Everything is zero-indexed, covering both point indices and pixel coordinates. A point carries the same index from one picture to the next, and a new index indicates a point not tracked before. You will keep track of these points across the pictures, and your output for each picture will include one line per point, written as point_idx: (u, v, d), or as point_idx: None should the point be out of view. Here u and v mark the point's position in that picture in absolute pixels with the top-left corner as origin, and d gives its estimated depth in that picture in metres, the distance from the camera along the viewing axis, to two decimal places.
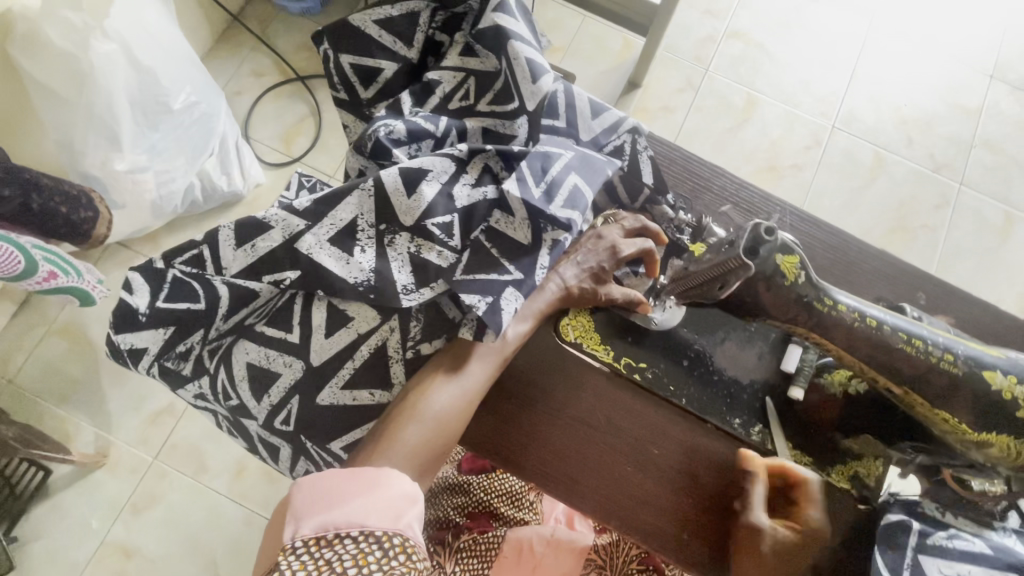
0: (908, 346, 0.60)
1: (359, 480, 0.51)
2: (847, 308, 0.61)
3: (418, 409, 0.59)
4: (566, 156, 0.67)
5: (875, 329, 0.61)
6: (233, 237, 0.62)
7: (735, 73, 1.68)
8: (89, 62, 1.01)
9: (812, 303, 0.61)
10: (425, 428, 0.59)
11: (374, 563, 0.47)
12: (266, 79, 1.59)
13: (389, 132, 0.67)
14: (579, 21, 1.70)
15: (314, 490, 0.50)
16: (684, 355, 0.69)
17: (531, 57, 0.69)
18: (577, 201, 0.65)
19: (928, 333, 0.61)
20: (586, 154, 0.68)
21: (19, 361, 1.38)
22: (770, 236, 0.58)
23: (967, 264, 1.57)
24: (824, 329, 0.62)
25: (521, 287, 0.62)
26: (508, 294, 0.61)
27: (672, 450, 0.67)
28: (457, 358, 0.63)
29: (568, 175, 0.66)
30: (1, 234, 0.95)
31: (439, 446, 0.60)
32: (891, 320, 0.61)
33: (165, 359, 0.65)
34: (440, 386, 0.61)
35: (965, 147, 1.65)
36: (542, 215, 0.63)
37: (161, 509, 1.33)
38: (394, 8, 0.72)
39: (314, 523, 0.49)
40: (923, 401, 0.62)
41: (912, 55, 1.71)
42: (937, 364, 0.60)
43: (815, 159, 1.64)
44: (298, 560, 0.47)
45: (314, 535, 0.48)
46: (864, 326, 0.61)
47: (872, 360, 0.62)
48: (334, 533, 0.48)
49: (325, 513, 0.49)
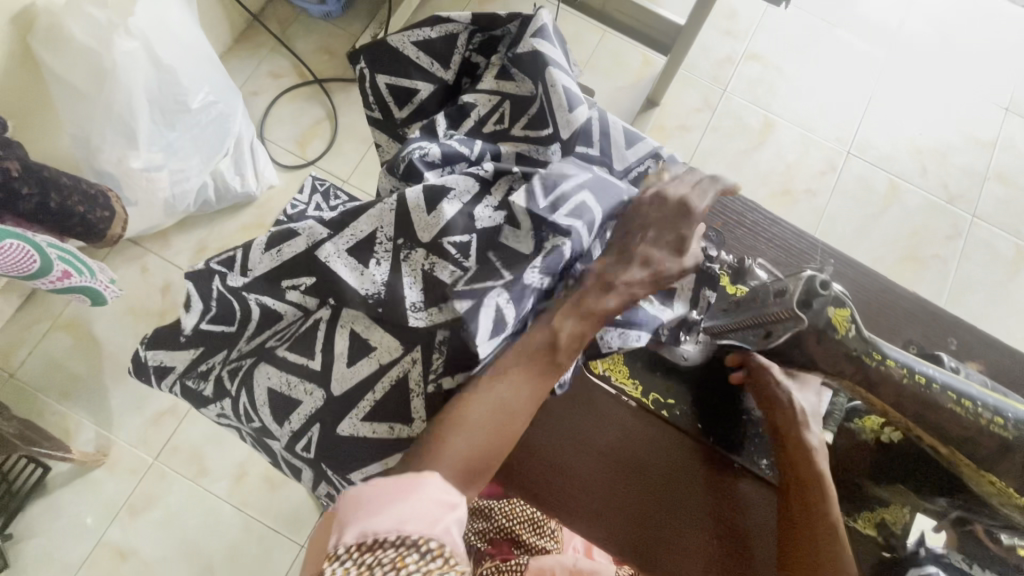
0: (958, 407, 0.54)
1: (399, 486, 0.48)
2: (896, 364, 0.54)
3: (465, 414, 0.55)
4: (583, 176, 0.65)
5: (923, 388, 0.54)
6: (263, 242, 0.65)
7: (752, 95, 1.68)
8: (111, 59, 0.99)
9: (859, 358, 0.54)
10: (473, 435, 0.54)
11: (413, 565, 0.44)
12: (284, 80, 1.58)
13: (424, 154, 0.67)
14: (599, 35, 1.69)
15: (354, 496, 0.47)
16: (714, 392, 0.69)
17: (567, 86, 0.69)
18: (583, 216, 0.62)
19: (978, 393, 0.54)
20: (605, 177, 0.66)
21: (22, 355, 1.36)
22: (825, 288, 0.51)
23: (978, 296, 1.56)
24: (868, 384, 0.55)
25: (512, 286, 0.60)
26: (494, 292, 0.59)
27: (698, 489, 0.66)
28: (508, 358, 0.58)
29: (580, 192, 0.63)
30: (17, 233, 0.94)
31: (489, 457, 0.55)
32: (941, 377, 0.54)
33: (187, 378, 0.68)
34: (488, 391, 0.57)
35: (979, 179, 1.65)
36: (545, 224, 0.62)
37: (160, 511, 1.31)
38: (433, 30, 0.73)
39: (355, 531, 0.45)
40: (968, 462, 0.56)
41: (928, 85, 1.71)
42: (986, 427, 0.53)
43: (830, 185, 1.63)
44: (342, 565, 0.44)
45: (354, 542, 0.45)
46: (912, 385, 0.54)
47: (918, 419, 0.55)
48: (374, 539, 0.45)
49: (364, 520, 0.46)
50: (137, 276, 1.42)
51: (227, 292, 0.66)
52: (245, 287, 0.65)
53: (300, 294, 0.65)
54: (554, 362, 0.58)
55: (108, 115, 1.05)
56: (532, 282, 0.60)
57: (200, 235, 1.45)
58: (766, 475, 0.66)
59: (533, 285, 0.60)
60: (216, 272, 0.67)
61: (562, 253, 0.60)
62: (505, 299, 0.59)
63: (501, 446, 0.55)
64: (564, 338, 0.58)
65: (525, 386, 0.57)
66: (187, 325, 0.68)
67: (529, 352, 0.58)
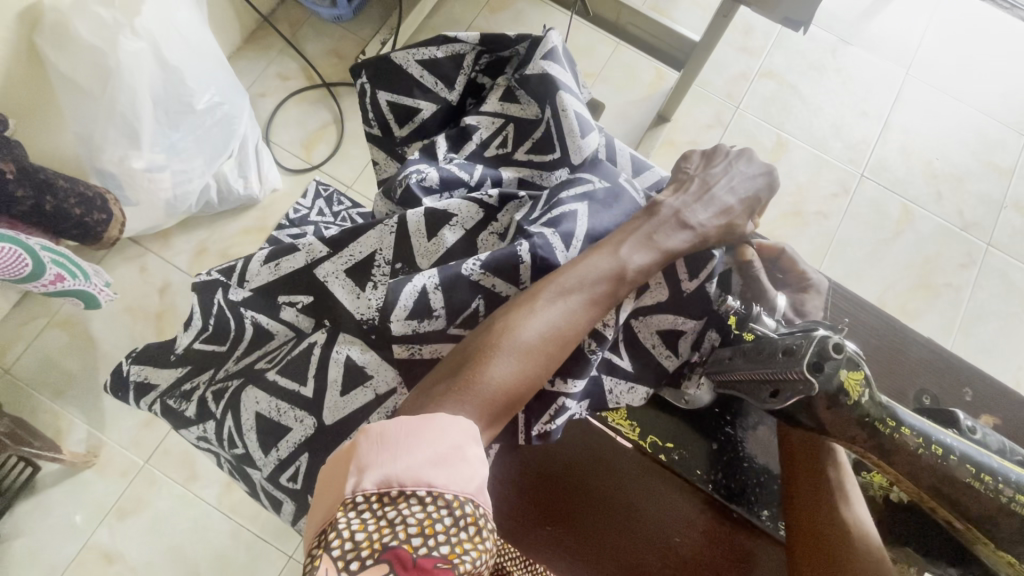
0: (976, 482, 0.47)
1: (436, 425, 0.43)
2: (912, 432, 0.48)
3: (511, 335, 0.50)
4: (594, 184, 0.63)
5: (940, 459, 0.48)
6: (263, 254, 0.63)
7: (766, 113, 1.65)
8: (115, 58, 0.97)
9: (872, 424, 0.48)
10: (517, 362, 0.49)
11: (441, 533, 0.39)
12: (292, 82, 1.56)
13: (421, 179, 0.64)
14: (612, 47, 1.66)
15: (381, 434, 0.42)
16: (715, 438, 0.66)
17: (579, 111, 0.67)
18: (560, 225, 0.58)
19: (999, 465, 0.48)
20: (621, 191, 0.64)
21: (17, 351, 1.33)
22: (838, 352, 0.46)
23: (991, 327, 1.52)
24: (880, 453, 0.49)
25: (444, 271, 0.57)
26: (426, 271, 0.57)
27: (694, 538, 0.63)
28: (564, 284, 0.52)
29: (576, 203, 0.60)
30: (9, 236, 0.93)
31: (526, 391, 0.50)
32: (959, 447, 0.48)
33: (167, 397, 0.65)
34: (538, 313, 0.51)
35: (996, 207, 1.61)
36: (521, 232, 0.59)
37: (148, 515, 1.28)
38: (438, 50, 0.71)
39: (377, 476, 0.41)
40: (989, 541, 0.49)
41: (946, 108, 1.67)
42: (1008, 506, 0.47)
43: (841, 208, 1.59)
44: (358, 518, 0.39)
45: (375, 490, 0.40)
46: (928, 456, 0.48)
47: (933, 493, 0.49)
48: (398, 490, 0.40)
49: (390, 464, 0.41)
50: (136, 275, 1.39)
51: (225, 306, 0.64)
52: (245, 303, 0.63)
53: (295, 312, 0.62)
54: (611, 299, 0.54)
55: (110, 114, 1.03)
56: (466, 273, 0.56)
57: (201, 236, 1.43)
58: (767, 528, 0.63)
59: (470, 277, 0.56)
60: (218, 283, 0.65)
61: (516, 253, 0.56)
62: (433, 282, 0.56)
63: (543, 382, 0.50)
64: (616, 281, 0.54)
65: (579, 318, 0.52)
66: (181, 343, 0.67)
67: (586, 284, 0.53)
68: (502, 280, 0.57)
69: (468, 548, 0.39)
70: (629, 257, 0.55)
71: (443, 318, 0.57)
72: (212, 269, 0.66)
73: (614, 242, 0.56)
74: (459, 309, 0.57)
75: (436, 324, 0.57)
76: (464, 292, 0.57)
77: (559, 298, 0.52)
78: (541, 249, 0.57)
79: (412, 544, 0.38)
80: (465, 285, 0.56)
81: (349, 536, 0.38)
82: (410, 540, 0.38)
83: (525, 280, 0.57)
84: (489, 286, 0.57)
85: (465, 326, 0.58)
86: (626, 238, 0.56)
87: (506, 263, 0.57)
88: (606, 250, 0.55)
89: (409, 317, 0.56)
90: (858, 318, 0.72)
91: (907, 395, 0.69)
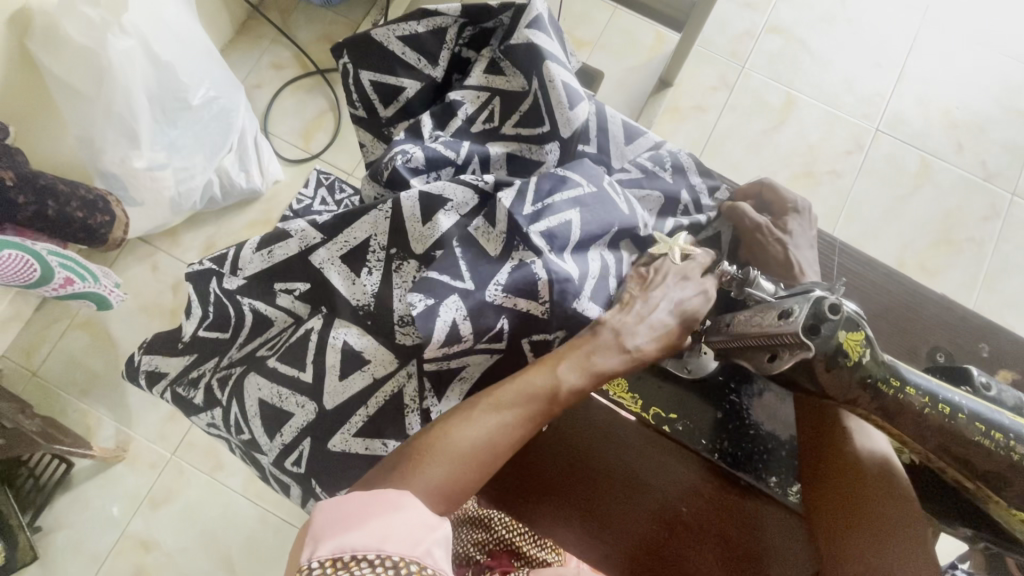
0: (986, 440, 0.46)
1: (378, 511, 0.41)
2: (917, 391, 0.47)
3: (452, 437, 0.47)
4: (583, 189, 0.58)
5: (948, 418, 0.46)
6: (255, 241, 0.62)
7: (773, 71, 1.58)
8: (106, 58, 0.97)
9: (876, 385, 0.46)
10: (452, 467, 0.46)
11: None
12: (286, 71, 1.54)
13: (407, 160, 0.63)
14: (609, 13, 1.60)
15: (336, 506, 0.41)
16: (720, 406, 0.64)
17: (566, 80, 0.65)
18: (557, 237, 0.56)
19: (1010, 422, 0.46)
20: (608, 199, 0.58)
21: (43, 353, 1.38)
22: (835, 313, 0.44)
23: (1016, 280, 1.47)
24: (885, 414, 0.47)
25: (467, 298, 0.54)
26: (449, 302, 0.54)
27: (701, 509, 0.62)
28: (506, 393, 0.49)
29: (570, 209, 0.57)
30: (17, 242, 0.94)
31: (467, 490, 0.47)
32: (968, 405, 0.47)
33: (176, 385, 0.66)
34: (484, 418, 0.48)
35: (1020, 154, 1.53)
36: (519, 233, 0.56)
37: (179, 504, 1.33)
38: (420, 24, 0.69)
39: (333, 543, 0.38)
40: (998, 498, 0.47)
41: (966, 53, 1.59)
42: (1020, 462, 0.45)
43: (855, 165, 1.53)
44: None
45: (330, 557, 0.38)
46: (935, 414, 0.46)
47: (940, 451, 0.47)
48: (350, 555, 0.38)
49: (343, 534, 0.39)
50: (149, 274, 1.42)
51: (222, 295, 0.63)
52: (240, 291, 0.63)
53: (292, 299, 0.62)
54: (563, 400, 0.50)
55: (108, 115, 1.03)
56: (490, 299, 0.54)
57: (208, 232, 1.44)
58: (777, 495, 0.62)
59: (494, 301, 0.54)
60: (212, 272, 0.64)
61: (532, 271, 0.54)
62: (461, 313, 0.54)
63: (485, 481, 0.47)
64: (571, 387, 0.50)
65: (526, 421, 0.49)
66: (187, 332, 0.67)
67: (533, 393, 0.49)
68: (525, 301, 0.54)
69: None
70: (568, 375, 0.50)
71: (470, 340, 0.55)
72: (204, 258, 0.65)
73: (556, 356, 0.51)
74: (485, 329, 0.55)
75: (464, 345, 0.55)
76: (489, 315, 0.54)
77: (507, 404, 0.49)
78: (557, 272, 0.54)
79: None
80: (490, 309, 0.54)
81: None
82: None
83: (545, 296, 0.54)
84: (511, 306, 0.55)
85: (494, 342, 0.56)
86: (568, 352, 0.51)
87: (526, 283, 0.54)
88: (614, 342, 0.52)
89: (441, 345, 0.54)
90: (866, 280, 0.69)
91: (920, 353, 0.66)
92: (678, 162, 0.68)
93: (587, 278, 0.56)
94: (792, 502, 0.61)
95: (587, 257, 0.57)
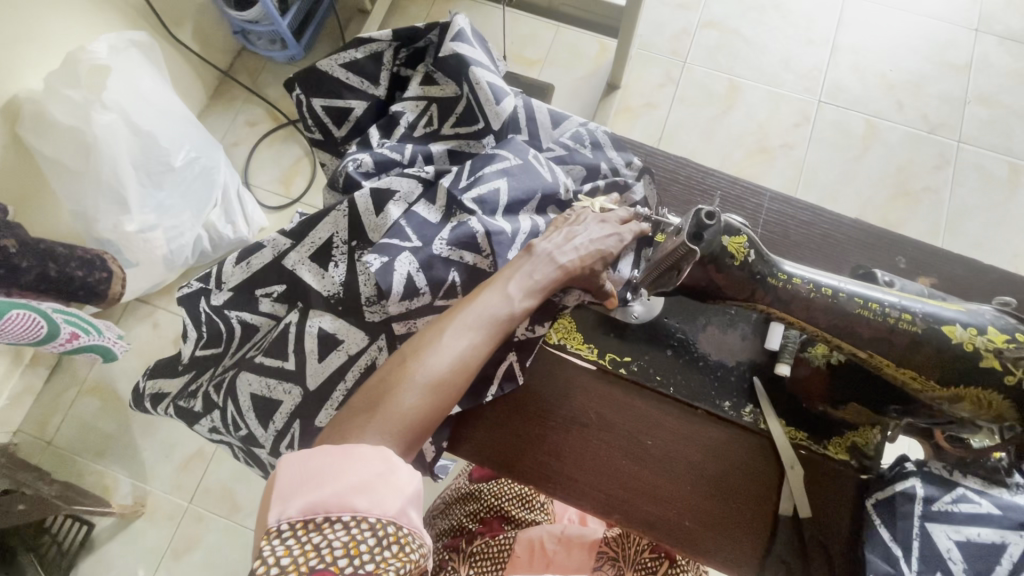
0: (865, 311, 0.57)
1: (352, 458, 0.46)
2: (801, 281, 0.58)
3: (418, 369, 0.52)
4: (510, 162, 0.69)
5: (831, 298, 0.58)
6: (235, 257, 0.69)
7: (713, 62, 1.69)
8: (91, 133, 1.08)
9: (766, 279, 0.58)
10: (423, 397, 0.52)
11: (366, 553, 0.42)
12: (260, 127, 1.65)
13: (358, 165, 0.71)
14: (553, 32, 1.72)
15: (302, 464, 0.45)
16: (668, 344, 0.71)
17: (492, 80, 0.73)
18: (486, 201, 0.66)
19: (885, 296, 0.57)
20: (533, 169, 0.69)
21: (56, 423, 1.43)
22: (712, 219, 0.56)
23: (976, 222, 1.54)
24: (782, 305, 0.59)
25: (418, 253, 0.63)
26: (403, 257, 0.63)
27: (665, 439, 0.67)
28: (464, 320, 0.55)
29: (498, 178, 0.67)
30: (22, 303, 1.02)
31: (436, 418, 0.53)
32: (848, 287, 0.58)
33: (178, 399, 0.71)
34: (445, 347, 0.54)
35: (959, 103, 1.62)
36: (456, 202, 0.66)
37: (200, 552, 1.35)
38: (358, 51, 0.78)
39: (304, 503, 0.44)
40: (888, 363, 0.58)
41: (890, 19, 1.70)
42: (896, 325, 0.56)
43: (805, 136, 1.62)
44: (283, 545, 0.42)
45: (301, 518, 0.43)
46: (821, 297, 0.58)
47: (831, 328, 0.58)
48: (323, 516, 0.43)
49: (313, 493, 0.44)
50: (150, 332, 1.48)
51: (211, 312, 0.70)
52: (227, 305, 0.70)
53: (272, 302, 0.69)
54: (512, 324, 0.57)
55: (98, 184, 1.13)
56: (438, 252, 0.63)
57: None
58: (731, 416, 0.68)
59: (441, 255, 0.63)
60: (201, 294, 0.71)
61: (470, 227, 0.64)
62: (414, 266, 0.63)
63: (453, 402, 0.54)
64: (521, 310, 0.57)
65: (483, 344, 0.55)
66: (185, 354, 0.73)
67: (486, 319, 0.56)
68: (470, 254, 0.64)
69: (393, 562, 0.43)
70: (517, 298, 0.58)
71: (428, 293, 0.63)
72: (190, 284, 0.72)
73: (503, 280, 0.58)
74: (439, 282, 0.63)
75: (423, 299, 0.64)
76: (439, 268, 0.63)
77: (465, 331, 0.55)
78: (493, 229, 0.63)
79: (338, 565, 0.41)
80: (440, 262, 0.63)
81: (274, 562, 0.41)
82: (337, 562, 0.41)
83: (487, 250, 0.64)
84: (458, 259, 0.64)
85: (449, 297, 0.65)
86: (513, 276, 0.59)
87: (466, 238, 0.64)
88: (540, 266, 0.60)
89: (402, 299, 0.63)
90: (786, 216, 0.76)
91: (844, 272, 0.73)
92: (596, 139, 0.76)
93: (519, 233, 0.65)
94: (747, 421, 0.67)
95: (519, 218, 0.67)
